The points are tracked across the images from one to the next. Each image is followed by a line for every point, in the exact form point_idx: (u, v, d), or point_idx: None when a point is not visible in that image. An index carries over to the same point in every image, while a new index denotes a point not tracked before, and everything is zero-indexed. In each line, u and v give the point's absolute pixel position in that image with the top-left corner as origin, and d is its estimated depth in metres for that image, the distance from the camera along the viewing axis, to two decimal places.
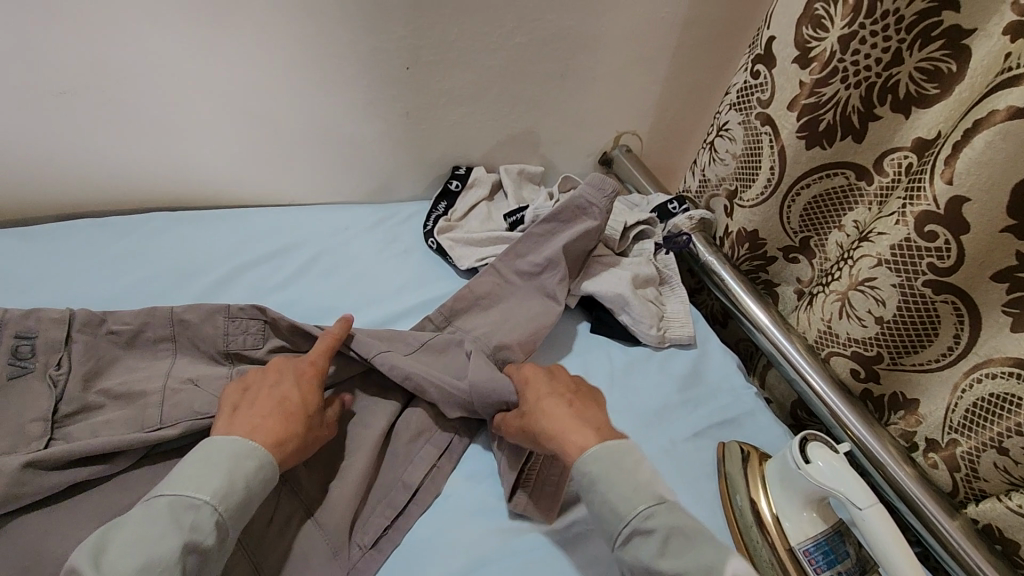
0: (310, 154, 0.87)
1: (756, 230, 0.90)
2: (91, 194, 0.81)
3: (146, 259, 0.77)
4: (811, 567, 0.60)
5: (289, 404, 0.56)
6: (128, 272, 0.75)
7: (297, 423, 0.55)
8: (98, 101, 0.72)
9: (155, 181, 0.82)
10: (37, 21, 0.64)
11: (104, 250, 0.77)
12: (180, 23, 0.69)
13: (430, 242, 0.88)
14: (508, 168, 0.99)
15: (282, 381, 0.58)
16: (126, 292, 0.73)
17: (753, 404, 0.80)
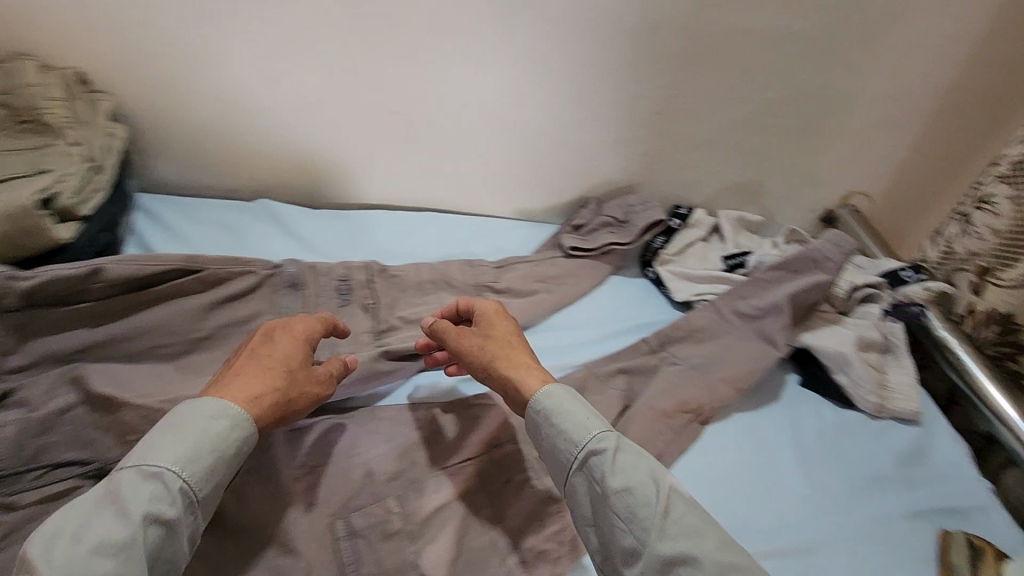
0: (553, 180, 0.96)
1: (1011, 313, 0.82)
2: (383, 188, 0.95)
3: (437, 232, 0.93)
4: None
5: (276, 369, 0.56)
6: (426, 241, 0.91)
7: (278, 376, 0.55)
8: (409, 117, 0.86)
9: (427, 184, 0.95)
10: (381, 49, 0.79)
11: (405, 223, 0.93)
12: (485, 59, 0.81)
13: (648, 272, 0.94)
14: (728, 213, 1.02)
15: (270, 345, 0.58)
16: (426, 254, 0.89)
17: (987, 500, 0.73)
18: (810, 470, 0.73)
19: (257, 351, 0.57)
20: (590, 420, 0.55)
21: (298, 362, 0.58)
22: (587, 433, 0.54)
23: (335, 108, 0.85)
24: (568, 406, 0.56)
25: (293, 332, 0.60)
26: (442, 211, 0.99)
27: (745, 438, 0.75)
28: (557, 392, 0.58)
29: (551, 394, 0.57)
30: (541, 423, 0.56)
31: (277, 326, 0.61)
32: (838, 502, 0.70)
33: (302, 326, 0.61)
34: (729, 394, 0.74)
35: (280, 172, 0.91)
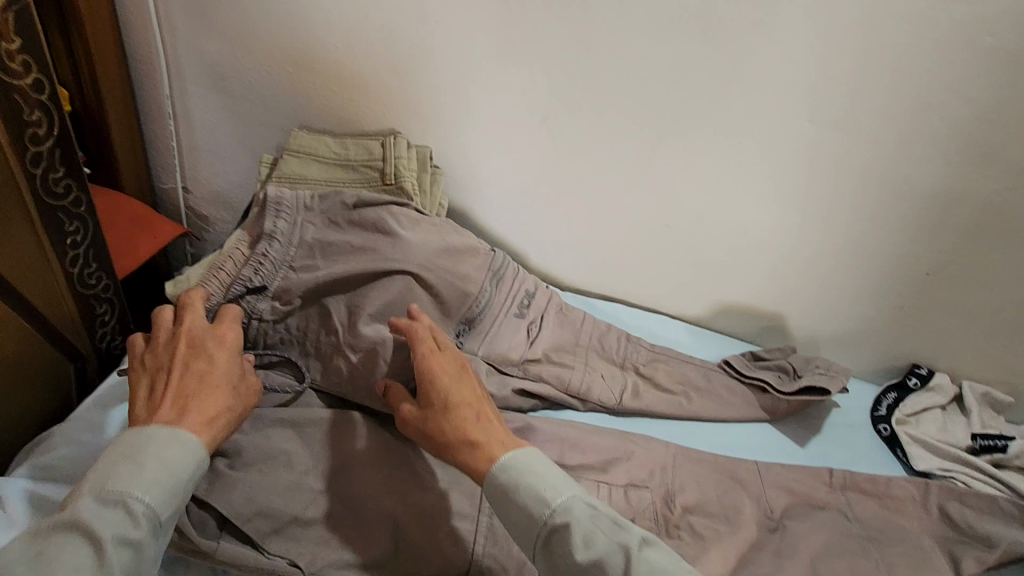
0: (790, 311, 0.96)
1: None
2: (622, 284, 0.99)
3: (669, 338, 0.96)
4: None
5: (439, 404, 0.60)
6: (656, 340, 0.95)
7: (444, 421, 0.59)
8: (673, 230, 0.91)
9: (666, 288, 0.98)
10: (672, 169, 0.86)
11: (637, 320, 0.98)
12: (766, 193, 0.85)
13: (882, 428, 0.90)
14: (974, 386, 0.95)
15: (431, 380, 0.61)
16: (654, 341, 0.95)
17: None
18: None
19: (423, 373, 0.61)
20: (545, 487, 0.54)
21: (430, 348, 0.63)
22: (548, 506, 0.53)
23: (610, 211, 0.91)
24: (526, 478, 0.54)
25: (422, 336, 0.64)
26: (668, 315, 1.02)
27: None
28: (517, 459, 0.56)
29: (520, 467, 0.55)
30: (503, 499, 0.54)
31: (427, 347, 0.63)
32: None
33: (423, 330, 0.64)
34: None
35: (536, 255, 0.98)
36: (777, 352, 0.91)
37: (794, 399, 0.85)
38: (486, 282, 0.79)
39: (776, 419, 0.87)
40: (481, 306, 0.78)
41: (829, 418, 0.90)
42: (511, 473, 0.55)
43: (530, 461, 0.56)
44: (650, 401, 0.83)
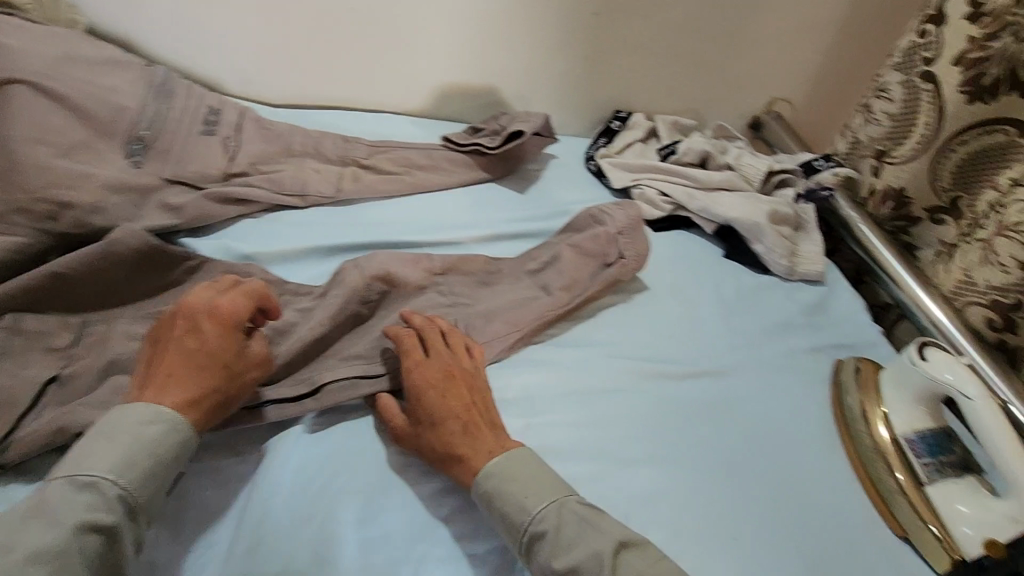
0: (499, 78, 1.03)
1: (902, 188, 0.94)
2: (336, 87, 0.99)
3: (394, 127, 0.98)
4: (914, 454, 0.66)
5: (218, 367, 0.54)
6: (379, 131, 0.97)
7: (216, 378, 0.53)
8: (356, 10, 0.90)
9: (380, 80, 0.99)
10: None
11: (358, 119, 0.98)
12: None
13: (590, 164, 1.03)
14: (664, 118, 1.10)
15: (193, 337, 0.54)
16: (376, 131, 0.97)
17: (876, 337, 0.85)
18: (725, 318, 0.83)
19: (190, 327, 0.55)
20: (527, 496, 0.54)
21: (233, 354, 0.55)
22: (529, 515, 0.53)
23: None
24: (509, 489, 0.54)
25: (222, 307, 0.56)
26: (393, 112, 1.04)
27: (672, 292, 0.85)
28: (507, 464, 0.56)
29: (504, 463, 0.56)
30: (495, 492, 0.54)
31: (215, 316, 0.56)
32: (751, 343, 0.81)
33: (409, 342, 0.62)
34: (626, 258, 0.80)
35: (236, 71, 0.94)
36: (490, 122, 0.99)
37: (502, 151, 0.93)
38: (149, 96, 0.76)
39: (498, 178, 0.96)
40: (147, 120, 0.74)
41: (549, 169, 1.02)
42: (524, 467, 0.56)
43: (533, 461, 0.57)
44: (371, 181, 0.85)
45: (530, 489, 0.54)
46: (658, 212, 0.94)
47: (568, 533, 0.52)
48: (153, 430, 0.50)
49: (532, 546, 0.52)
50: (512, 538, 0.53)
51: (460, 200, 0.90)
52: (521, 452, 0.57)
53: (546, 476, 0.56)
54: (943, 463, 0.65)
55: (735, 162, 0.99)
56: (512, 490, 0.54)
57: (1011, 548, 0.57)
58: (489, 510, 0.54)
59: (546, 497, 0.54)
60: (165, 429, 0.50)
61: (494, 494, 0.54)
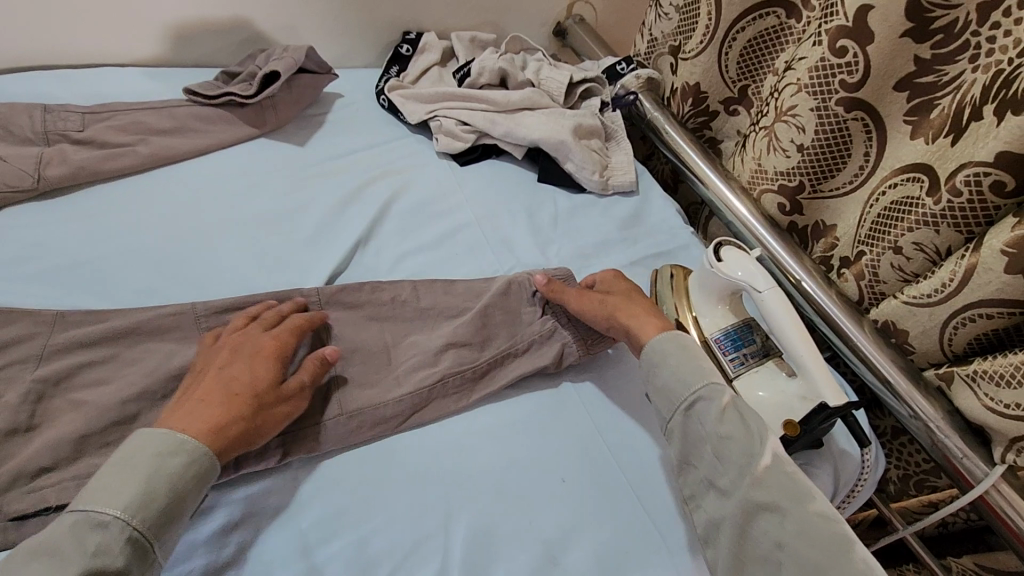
0: (250, 7, 0.85)
1: (697, 84, 0.93)
2: (22, 41, 0.77)
3: (117, 84, 0.79)
4: (720, 351, 0.68)
5: (247, 397, 0.51)
6: (95, 92, 0.77)
7: (245, 404, 0.50)
8: None
9: (82, 25, 0.78)
10: None
11: (64, 79, 0.77)
12: None
13: (382, 100, 0.90)
14: (460, 34, 0.99)
15: (251, 368, 0.53)
16: (91, 92, 0.77)
17: (688, 239, 0.86)
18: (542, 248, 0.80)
19: (244, 355, 0.54)
20: (682, 380, 0.58)
21: (268, 386, 0.52)
22: (691, 389, 0.58)
23: None
24: (670, 363, 0.60)
25: (271, 340, 0.56)
26: (119, 65, 0.84)
27: (486, 230, 0.79)
28: (662, 343, 0.61)
29: (671, 336, 0.62)
30: (659, 371, 0.60)
31: (262, 348, 0.55)
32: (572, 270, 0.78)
33: (276, 334, 0.57)
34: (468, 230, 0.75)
35: None
36: (246, 63, 0.82)
37: (264, 99, 0.78)
38: None
39: (270, 131, 0.81)
40: None
41: (334, 111, 0.88)
42: (666, 360, 0.60)
43: (686, 344, 0.61)
44: (86, 160, 0.67)
45: (693, 367, 0.59)
46: (460, 144, 0.85)
47: (732, 410, 0.56)
48: (177, 462, 0.45)
49: (693, 407, 0.57)
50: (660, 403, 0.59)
51: (221, 165, 0.75)
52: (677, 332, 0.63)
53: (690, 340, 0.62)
54: (747, 354, 0.67)
55: (535, 78, 0.92)
56: (676, 364, 0.59)
57: (804, 425, 0.60)
58: (654, 371, 0.60)
59: (703, 378, 0.58)
60: (188, 459, 0.46)
61: (665, 356, 0.60)
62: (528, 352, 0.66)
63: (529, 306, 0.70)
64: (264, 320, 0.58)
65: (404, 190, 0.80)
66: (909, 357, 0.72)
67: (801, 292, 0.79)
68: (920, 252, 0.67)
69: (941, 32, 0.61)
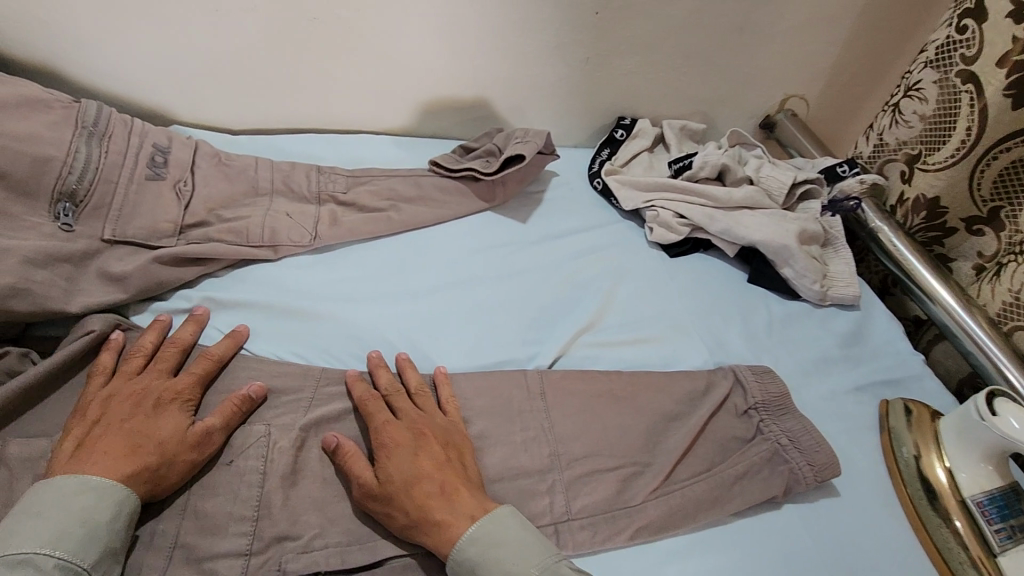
0: (492, 90, 0.92)
1: (937, 197, 0.87)
2: (306, 108, 0.88)
3: (372, 151, 0.87)
4: (984, 519, 0.60)
5: (433, 496, 0.51)
6: (355, 157, 0.86)
7: (433, 507, 0.51)
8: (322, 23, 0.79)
9: (354, 97, 0.88)
10: None
11: (332, 143, 0.87)
12: None
13: (596, 183, 0.93)
14: (672, 122, 1.00)
15: (392, 460, 0.53)
16: (352, 157, 0.86)
17: (920, 368, 0.78)
18: (758, 357, 0.75)
19: (385, 444, 0.54)
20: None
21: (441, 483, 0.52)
22: None
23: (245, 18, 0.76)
24: (492, 555, 0.48)
25: (178, 389, 0.55)
26: (371, 131, 0.93)
27: (698, 330, 0.77)
28: (483, 533, 0.49)
29: (484, 529, 0.50)
30: (469, 571, 0.48)
31: (166, 396, 0.54)
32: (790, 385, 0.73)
33: (184, 379, 0.56)
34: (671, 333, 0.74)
35: (191, 97, 0.83)
36: (483, 140, 0.88)
37: (499, 177, 0.82)
38: (80, 141, 0.64)
39: (497, 205, 0.85)
40: (78, 175, 0.62)
41: (550, 189, 0.91)
42: (494, 562, 0.48)
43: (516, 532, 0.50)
44: (352, 222, 0.75)
45: (511, 565, 0.48)
46: (675, 237, 0.84)
47: None
48: (86, 499, 0.46)
49: None
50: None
51: (455, 234, 0.80)
52: (500, 513, 0.51)
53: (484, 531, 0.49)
54: (1015, 527, 0.60)
55: (755, 175, 0.90)
56: (492, 567, 0.48)
57: None
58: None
59: (529, 568, 0.48)
60: (97, 498, 0.46)
61: (477, 563, 0.48)
62: (749, 476, 0.62)
63: (743, 420, 0.66)
64: (379, 401, 0.58)
65: (621, 277, 0.80)
66: None
67: None
68: None
69: None
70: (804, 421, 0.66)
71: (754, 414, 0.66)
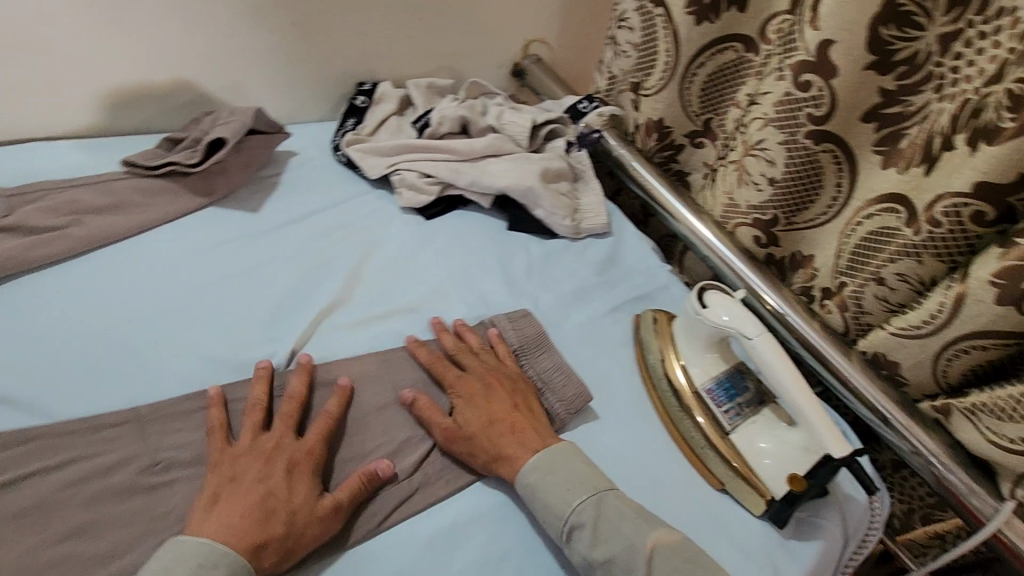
0: (193, 69, 0.81)
1: (662, 119, 0.93)
2: None
3: (45, 159, 0.73)
4: (714, 403, 0.64)
5: (480, 448, 0.58)
6: (20, 169, 0.71)
7: (503, 448, 0.58)
8: None
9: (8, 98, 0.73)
10: None
11: None
12: None
13: (339, 156, 0.86)
14: (416, 82, 0.96)
15: (299, 481, 0.51)
16: (17, 170, 0.71)
17: (667, 279, 0.84)
18: (518, 301, 0.76)
19: (288, 465, 0.52)
20: (563, 500, 0.55)
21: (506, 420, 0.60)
22: (568, 505, 0.54)
23: None
24: (532, 485, 0.56)
25: (267, 441, 0.53)
26: (51, 137, 0.78)
27: (456, 288, 0.75)
28: (545, 463, 0.57)
29: (545, 455, 0.57)
30: (541, 500, 0.55)
31: (266, 450, 0.52)
32: (550, 322, 0.75)
33: (275, 432, 0.54)
34: (417, 299, 0.72)
35: None
36: (190, 127, 0.77)
37: (209, 166, 0.73)
38: None
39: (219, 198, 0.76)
40: None
41: (288, 171, 0.84)
42: (548, 488, 0.55)
43: (572, 459, 0.58)
44: (13, 249, 0.61)
45: (566, 485, 0.55)
46: (425, 198, 0.82)
47: (603, 527, 0.53)
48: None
49: (571, 535, 0.54)
50: (551, 528, 0.54)
51: (166, 240, 0.69)
52: (559, 446, 0.59)
53: (557, 459, 0.57)
54: (742, 404, 0.65)
55: (497, 123, 0.89)
56: (551, 493, 0.55)
57: (810, 479, 0.58)
58: (531, 504, 0.56)
59: (588, 488, 0.56)
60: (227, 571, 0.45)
61: (538, 486, 0.56)
62: None
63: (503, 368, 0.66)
64: (287, 415, 0.56)
65: (369, 250, 0.76)
66: (903, 389, 0.70)
67: (786, 327, 0.77)
68: (904, 283, 0.66)
69: (904, 63, 0.61)
70: (558, 357, 0.68)
71: (515, 359, 0.67)
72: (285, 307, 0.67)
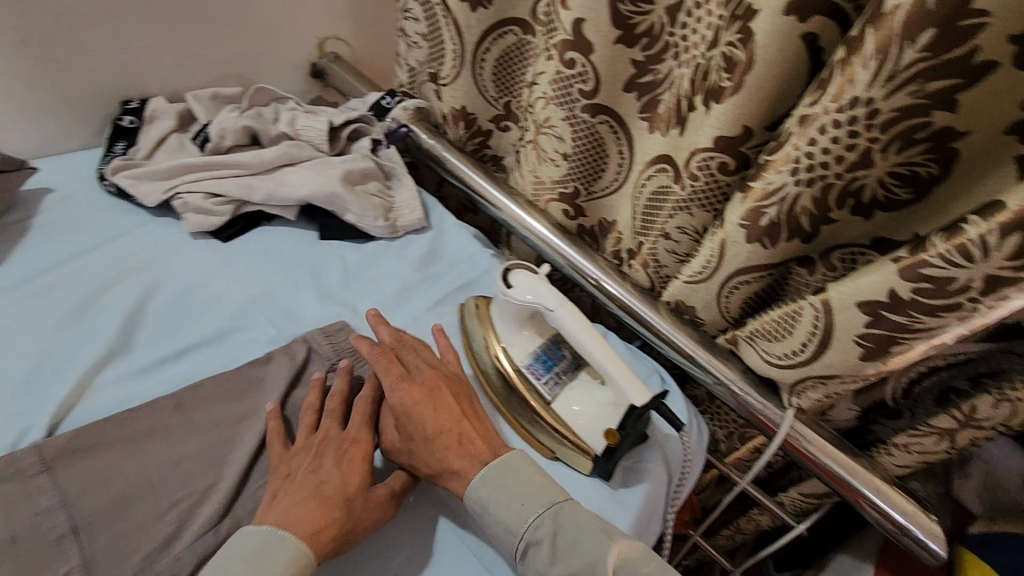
0: None
1: (464, 107, 0.93)
2: None
3: None
4: (534, 377, 0.66)
5: (452, 446, 0.58)
6: None
7: (467, 446, 0.58)
8: None
9: None
10: None
11: None
12: None
13: (108, 186, 0.77)
14: (197, 93, 0.87)
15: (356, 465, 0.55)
16: None
17: (489, 264, 0.85)
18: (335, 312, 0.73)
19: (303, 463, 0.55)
20: (512, 523, 0.54)
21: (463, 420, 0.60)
22: (523, 522, 0.54)
23: None
24: (489, 507, 0.55)
25: (327, 429, 0.58)
26: None
27: (262, 310, 0.70)
28: (501, 475, 0.56)
29: (495, 471, 0.57)
30: (494, 516, 0.55)
31: (343, 444, 0.57)
32: (372, 329, 0.72)
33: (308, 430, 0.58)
34: (217, 329, 0.66)
35: None
36: None
37: None
38: None
39: None
40: None
41: (42, 211, 0.73)
42: (493, 505, 0.55)
43: (532, 472, 0.58)
44: None
45: (515, 502, 0.55)
46: (217, 219, 0.75)
47: (563, 538, 0.53)
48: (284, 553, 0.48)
49: (527, 551, 0.54)
50: (506, 545, 0.54)
51: None
52: (509, 457, 0.58)
53: (505, 475, 0.56)
54: (559, 373, 0.67)
55: (291, 129, 0.84)
56: (498, 509, 0.55)
57: (622, 431, 0.61)
58: (481, 520, 0.55)
59: (541, 504, 0.55)
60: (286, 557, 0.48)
61: (486, 501, 0.55)
62: None
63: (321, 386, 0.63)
64: (333, 411, 0.59)
65: (153, 286, 0.69)
66: (701, 329, 0.76)
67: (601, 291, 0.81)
68: (684, 235, 0.72)
69: (645, 35, 0.66)
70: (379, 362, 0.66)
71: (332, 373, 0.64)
72: (47, 368, 0.59)
